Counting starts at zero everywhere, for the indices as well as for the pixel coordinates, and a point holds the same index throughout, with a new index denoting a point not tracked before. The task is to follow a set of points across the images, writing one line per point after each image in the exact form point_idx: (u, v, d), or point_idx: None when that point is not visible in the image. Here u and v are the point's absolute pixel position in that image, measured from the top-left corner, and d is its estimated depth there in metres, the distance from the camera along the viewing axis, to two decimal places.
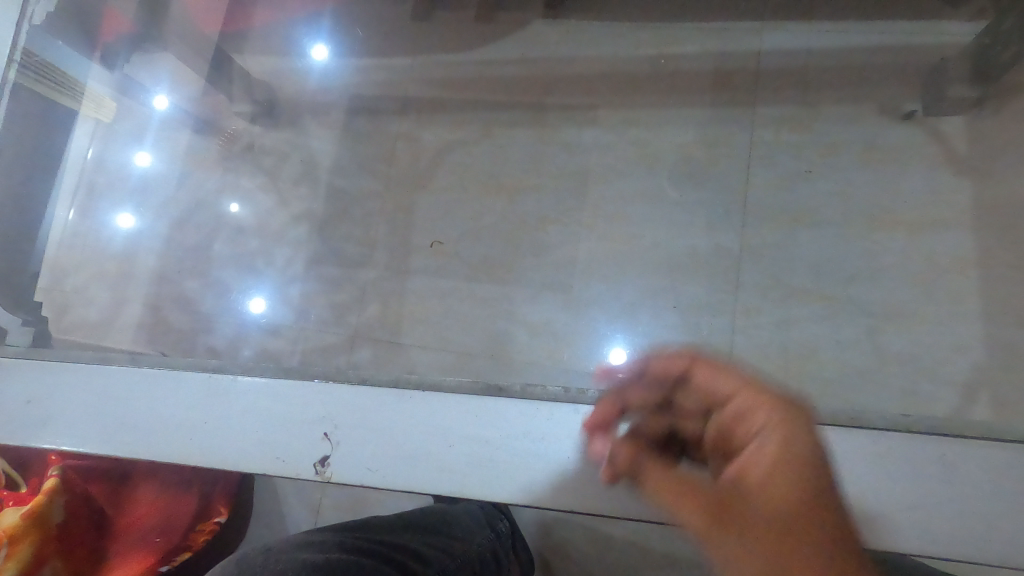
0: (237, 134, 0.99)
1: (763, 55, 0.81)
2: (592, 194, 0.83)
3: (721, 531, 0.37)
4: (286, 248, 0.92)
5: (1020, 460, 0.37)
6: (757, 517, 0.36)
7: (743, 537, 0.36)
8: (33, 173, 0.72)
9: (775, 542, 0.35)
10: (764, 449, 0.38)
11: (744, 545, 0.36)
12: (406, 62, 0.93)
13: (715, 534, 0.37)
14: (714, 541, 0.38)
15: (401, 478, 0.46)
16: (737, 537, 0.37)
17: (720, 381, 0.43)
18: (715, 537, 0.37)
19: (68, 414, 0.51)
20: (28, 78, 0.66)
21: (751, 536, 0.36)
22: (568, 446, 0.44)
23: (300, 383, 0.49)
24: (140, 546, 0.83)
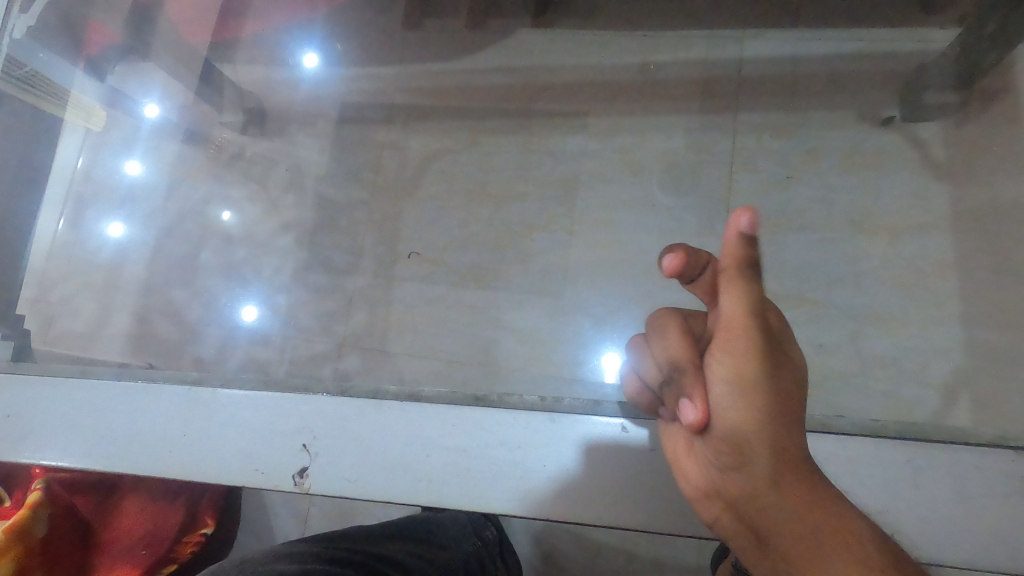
0: (226, 143, 0.99)
1: (745, 63, 0.82)
2: (578, 201, 0.83)
3: (758, 378, 0.38)
4: (274, 257, 0.92)
5: (974, 463, 0.40)
6: (783, 386, 0.39)
7: (774, 394, 0.38)
8: (17, 186, 0.72)
9: (788, 412, 0.38)
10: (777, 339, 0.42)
11: (771, 402, 0.38)
12: (393, 71, 0.94)
13: (755, 377, 0.37)
14: (740, 387, 0.38)
15: (381, 489, 0.46)
16: (768, 391, 0.38)
17: (736, 283, 0.42)
18: (749, 378, 0.38)
19: (48, 428, 0.51)
20: (12, 87, 0.69)
21: (777, 397, 0.38)
22: (547, 454, 0.44)
23: (281, 394, 0.49)
24: (126, 557, 0.82)
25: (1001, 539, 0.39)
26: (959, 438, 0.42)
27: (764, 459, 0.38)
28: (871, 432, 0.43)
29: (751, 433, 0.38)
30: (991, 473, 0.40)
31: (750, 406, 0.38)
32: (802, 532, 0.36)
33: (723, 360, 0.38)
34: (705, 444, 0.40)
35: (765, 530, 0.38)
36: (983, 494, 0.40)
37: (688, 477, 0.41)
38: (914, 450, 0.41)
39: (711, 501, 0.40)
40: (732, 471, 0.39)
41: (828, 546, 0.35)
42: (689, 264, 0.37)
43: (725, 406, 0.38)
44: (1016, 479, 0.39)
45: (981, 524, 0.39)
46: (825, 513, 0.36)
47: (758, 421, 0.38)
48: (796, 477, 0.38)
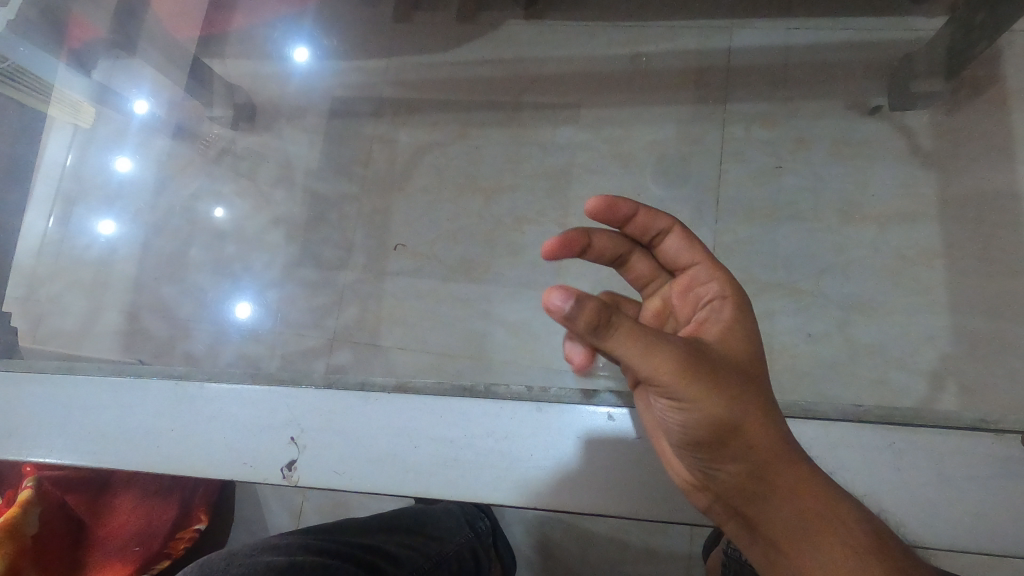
0: (215, 139, 0.99)
1: (733, 53, 0.82)
2: (568, 192, 0.83)
3: (709, 396, 0.37)
4: (264, 253, 0.91)
5: (956, 447, 0.41)
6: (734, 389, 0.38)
7: (727, 405, 0.37)
8: None
9: (747, 415, 0.38)
10: (723, 328, 0.42)
11: (727, 412, 0.37)
12: (382, 64, 0.92)
13: (705, 395, 0.37)
14: (698, 407, 0.37)
15: (369, 481, 0.46)
16: (721, 409, 0.37)
17: (684, 252, 0.49)
18: (698, 398, 0.37)
19: (36, 426, 0.50)
20: None
21: (731, 402, 0.37)
22: (535, 444, 0.45)
23: (268, 387, 0.49)
24: (118, 556, 0.82)
25: (982, 518, 0.40)
26: (943, 421, 0.42)
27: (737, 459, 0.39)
28: (856, 417, 0.44)
29: (720, 442, 0.38)
30: (973, 455, 0.40)
31: (709, 422, 0.37)
32: (788, 516, 0.39)
33: (667, 393, 0.37)
34: (682, 449, 0.41)
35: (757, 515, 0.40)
36: (964, 477, 0.40)
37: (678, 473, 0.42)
38: (896, 434, 0.42)
39: (700, 492, 0.41)
40: (714, 471, 0.40)
41: (813, 525, 0.38)
42: (612, 208, 0.49)
43: (688, 424, 0.38)
44: (995, 460, 0.40)
45: (961, 508, 0.40)
46: (803, 495, 0.38)
47: (721, 430, 0.37)
48: (777, 470, 0.38)
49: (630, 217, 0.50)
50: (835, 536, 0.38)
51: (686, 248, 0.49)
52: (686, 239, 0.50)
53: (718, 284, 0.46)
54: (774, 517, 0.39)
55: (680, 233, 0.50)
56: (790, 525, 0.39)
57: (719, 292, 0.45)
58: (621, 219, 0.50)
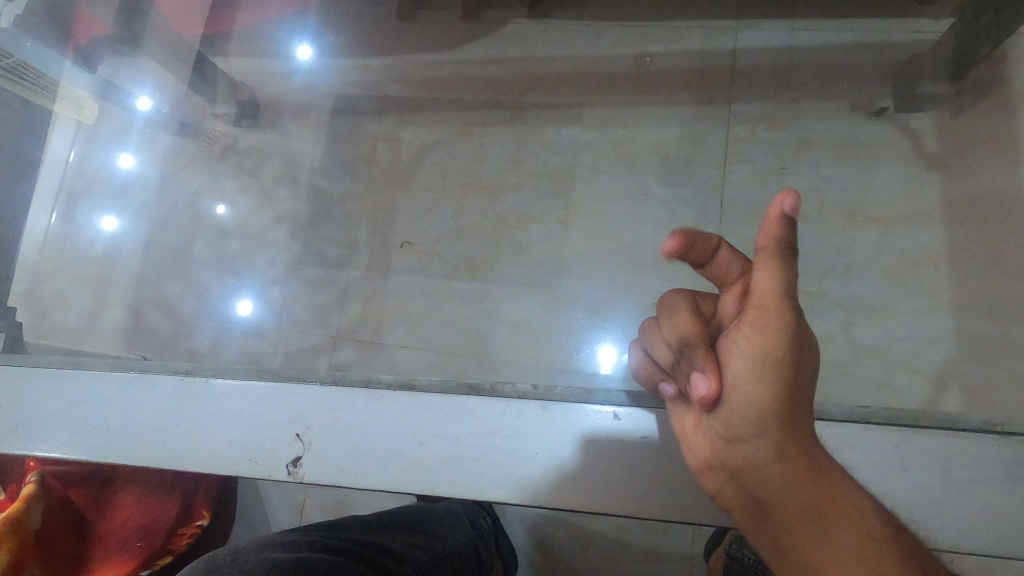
0: (219, 135, 0.98)
1: (739, 54, 0.82)
2: (572, 192, 0.83)
3: (785, 358, 0.38)
4: (267, 250, 0.91)
5: (961, 449, 0.41)
6: (798, 365, 0.39)
7: (788, 374, 0.38)
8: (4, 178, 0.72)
9: (804, 391, 0.39)
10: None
11: (790, 381, 0.38)
12: (387, 62, 0.92)
13: (786, 355, 0.38)
14: (769, 365, 0.38)
15: (373, 478, 0.46)
16: (785, 374, 0.38)
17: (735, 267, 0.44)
18: (776, 354, 0.38)
19: (39, 420, 0.51)
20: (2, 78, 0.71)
21: (795, 372, 0.39)
22: (540, 442, 0.45)
23: (273, 384, 0.49)
24: (119, 552, 0.82)
25: (987, 520, 0.40)
26: (947, 423, 0.42)
27: (772, 429, 0.39)
28: (860, 418, 0.44)
29: (766, 409, 0.39)
30: (979, 458, 0.40)
31: (770, 383, 0.38)
32: (802, 500, 0.38)
33: (756, 332, 0.38)
34: (711, 417, 0.41)
35: (769, 500, 0.39)
36: (969, 479, 0.40)
37: (693, 451, 0.42)
38: (901, 436, 0.42)
39: (713, 473, 0.41)
40: (740, 444, 0.40)
41: (826, 511, 0.37)
42: (687, 245, 0.43)
43: (744, 380, 0.39)
44: (1001, 462, 0.40)
45: (966, 510, 0.40)
46: (824, 476, 0.38)
47: (778, 393, 0.38)
48: (803, 450, 0.39)
49: (693, 247, 0.43)
50: (849, 525, 0.37)
51: (737, 263, 0.44)
52: (736, 254, 0.44)
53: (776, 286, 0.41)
54: (787, 501, 0.39)
55: (728, 249, 0.44)
56: (802, 512, 0.38)
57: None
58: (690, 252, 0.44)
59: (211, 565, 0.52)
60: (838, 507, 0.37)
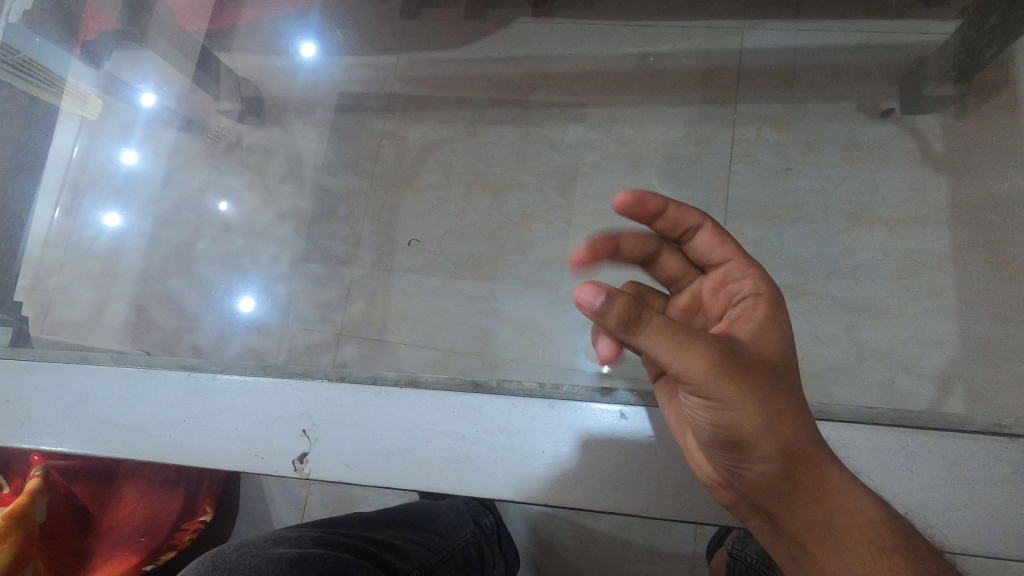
0: (224, 132, 0.98)
1: (744, 54, 0.82)
2: (577, 191, 0.83)
3: (744, 398, 0.37)
4: (272, 247, 0.92)
5: (969, 450, 0.41)
6: (768, 390, 0.38)
7: (768, 405, 0.37)
8: None
9: (781, 418, 0.37)
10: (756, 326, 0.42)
11: (766, 414, 0.37)
12: (392, 60, 0.92)
13: (743, 395, 0.36)
14: (732, 408, 0.37)
15: (379, 474, 0.46)
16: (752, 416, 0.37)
17: (716, 250, 0.49)
18: (734, 398, 0.36)
19: (44, 414, 0.51)
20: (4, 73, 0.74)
21: (764, 405, 0.37)
22: (546, 441, 0.45)
23: (280, 379, 0.49)
24: (124, 546, 0.82)
25: (994, 522, 0.40)
26: (955, 425, 0.42)
27: (771, 462, 0.38)
28: (867, 418, 0.44)
29: (754, 444, 0.38)
30: (986, 459, 0.40)
31: (750, 425, 0.37)
32: (813, 514, 0.39)
33: (698, 390, 0.37)
34: (708, 446, 0.40)
35: (782, 514, 0.40)
36: (977, 481, 0.40)
37: (702, 470, 0.42)
38: (909, 437, 0.42)
39: (725, 489, 0.41)
40: (743, 472, 0.39)
41: (837, 522, 0.38)
42: (640, 203, 0.49)
43: (719, 422, 0.38)
44: (1008, 464, 0.40)
45: (974, 512, 0.40)
46: (834, 489, 0.38)
47: (757, 430, 0.37)
48: (803, 472, 0.38)
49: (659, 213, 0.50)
50: (863, 533, 0.38)
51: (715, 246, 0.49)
52: (719, 237, 0.49)
53: (751, 281, 0.45)
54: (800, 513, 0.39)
55: (711, 231, 0.49)
56: (815, 525, 0.39)
57: (753, 289, 0.45)
58: (650, 213, 0.50)
59: (217, 561, 0.52)
60: (850, 515, 0.38)
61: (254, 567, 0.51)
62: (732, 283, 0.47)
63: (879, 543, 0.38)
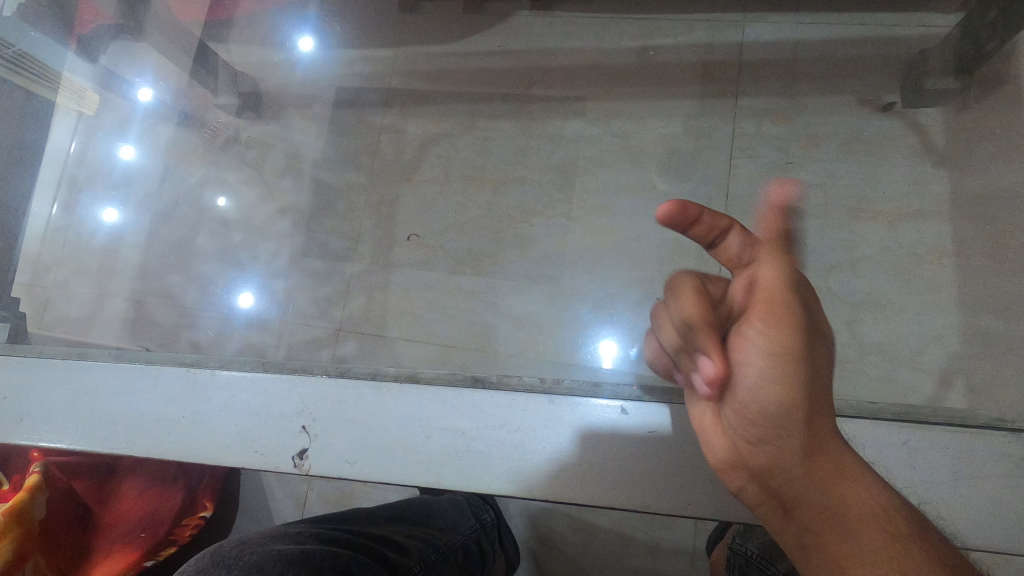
0: (222, 127, 0.97)
1: (745, 47, 0.81)
2: (577, 186, 0.83)
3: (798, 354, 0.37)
4: (271, 242, 0.91)
5: (972, 444, 0.40)
6: (810, 359, 0.38)
7: (806, 372, 0.37)
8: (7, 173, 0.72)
9: (815, 386, 0.38)
10: (793, 307, 0.42)
11: (806, 383, 0.37)
12: (391, 54, 0.92)
13: (795, 348, 0.37)
14: (785, 363, 0.37)
15: (379, 470, 0.46)
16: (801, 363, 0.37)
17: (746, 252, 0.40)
18: (790, 346, 0.37)
19: (44, 411, 0.50)
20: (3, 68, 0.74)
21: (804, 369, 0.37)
22: (548, 436, 0.45)
23: (279, 375, 0.49)
24: (124, 541, 0.82)
25: (994, 516, 0.40)
26: (958, 420, 0.42)
27: (794, 436, 0.38)
28: (869, 413, 0.44)
29: (786, 409, 0.37)
30: (989, 455, 0.40)
31: (794, 391, 0.37)
32: (825, 500, 0.38)
33: (761, 330, 0.37)
34: (733, 417, 0.40)
35: (795, 499, 0.39)
36: (980, 475, 0.40)
37: (714, 449, 0.41)
38: (909, 432, 0.42)
39: (735, 473, 0.41)
40: (762, 447, 0.39)
41: (849, 512, 0.38)
42: (683, 212, 0.38)
43: (754, 383, 0.38)
44: (1011, 459, 0.40)
45: (975, 507, 0.40)
46: (847, 477, 0.38)
47: (793, 400, 0.37)
48: (822, 453, 0.38)
49: (697, 220, 0.39)
50: (874, 523, 0.37)
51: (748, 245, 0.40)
52: (750, 236, 0.40)
53: (784, 274, 0.42)
54: (812, 499, 0.38)
55: (742, 232, 0.40)
56: (828, 513, 0.38)
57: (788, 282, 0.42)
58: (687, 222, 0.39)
59: (217, 559, 0.51)
60: (857, 507, 0.38)
61: (254, 563, 0.50)
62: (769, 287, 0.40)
63: (888, 532, 0.37)
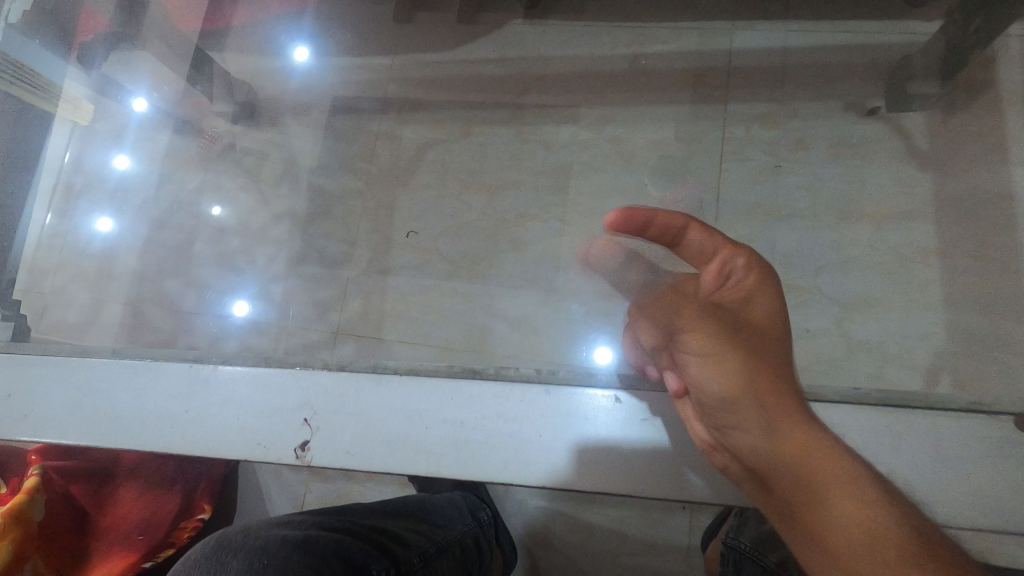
0: (218, 134, 1.00)
1: (734, 55, 0.83)
2: (571, 190, 0.85)
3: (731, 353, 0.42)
4: (268, 246, 0.92)
5: (952, 427, 0.42)
6: (748, 350, 0.43)
7: (746, 361, 0.42)
8: None
9: (759, 373, 0.42)
10: (745, 296, 0.48)
11: (746, 370, 0.42)
12: (388, 61, 0.93)
13: (723, 350, 0.42)
14: (720, 363, 0.42)
15: (379, 460, 0.47)
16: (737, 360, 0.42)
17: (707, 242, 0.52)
18: (716, 352, 0.42)
19: (46, 408, 0.51)
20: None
21: (744, 361, 0.42)
22: (545, 425, 0.46)
23: (282, 369, 0.50)
24: (122, 544, 0.83)
25: (976, 497, 0.41)
26: (937, 405, 0.43)
27: (751, 418, 0.42)
28: (854, 399, 0.45)
29: (735, 396, 0.42)
30: (968, 437, 0.42)
31: (734, 382, 0.42)
32: (800, 475, 0.40)
33: (687, 344, 0.44)
34: (700, 406, 0.44)
35: (772, 474, 0.41)
36: (961, 457, 0.41)
37: (697, 435, 0.44)
38: (891, 417, 0.43)
39: (718, 454, 0.44)
40: (730, 430, 0.42)
41: (819, 481, 0.39)
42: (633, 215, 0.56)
43: (704, 378, 0.43)
44: (989, 441, 0.41)
45: (958, 488, 0.41)
46: (819, 453, 0.39)
47: (734, 388, 0.42)
48: (785, 430, 0.40)
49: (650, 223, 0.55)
50: (843, 489, 0.39)
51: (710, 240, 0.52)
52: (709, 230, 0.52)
53: (744, 260, 0.50)
54: (784, 470, 0.41)
55: (698, 226, 0.53)
56: (803, 487, 0.40)
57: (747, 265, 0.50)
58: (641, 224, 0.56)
59: (223, 542, 0.51)
60: (832, 479, 0.39)
61: (262, 547, 0.51)
62: (731, 271, 0.50)
63: (856, 495, 0.38)
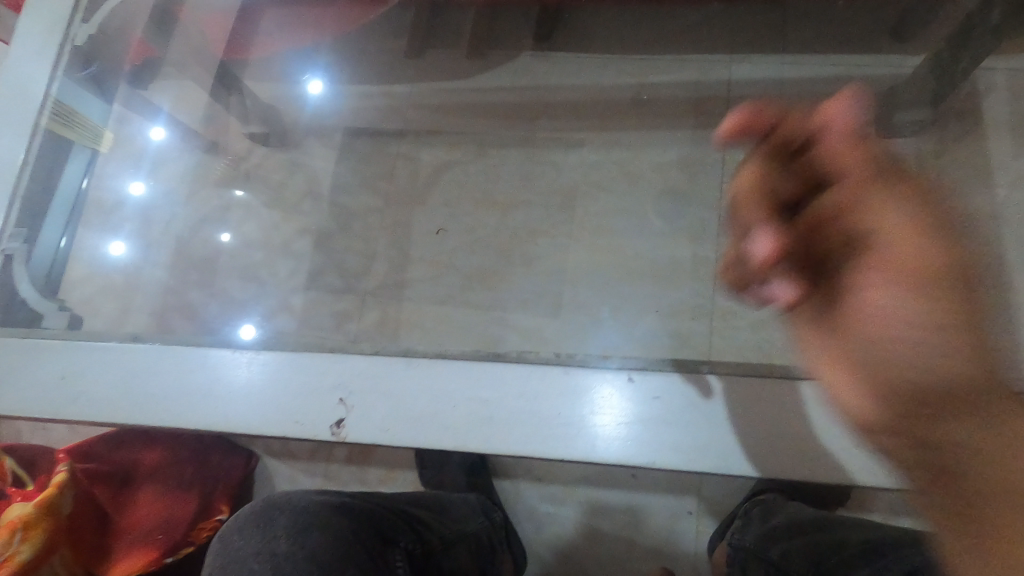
0: (243, 154, 1.06)
1: (733, 84, 0.89)
2: (579, 210, 0.90)
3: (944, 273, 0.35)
4: (290, 261, 0.98)
5: None
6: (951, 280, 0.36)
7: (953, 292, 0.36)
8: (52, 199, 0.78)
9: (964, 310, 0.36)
10: None
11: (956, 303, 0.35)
12: (408, 89, 1.00)
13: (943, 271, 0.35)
14: (934, 287, 0.35)
15: (410, 435, 0.50)
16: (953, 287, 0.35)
17: None
18: (934, 275, 0.35)
19: (97, 391, 0.55)
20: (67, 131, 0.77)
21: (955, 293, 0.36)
22: (566, 403, 0.49)
23: (318, 353, 0.53)
24: (143, 542, 0.85)
25: None
26: None
27: (960, 370, 0.35)
28: None
29: (945, 332, 0.35)
30: None
31: (946, 316, 0.35)
32: (984, 442, 0.35)
33: (895, 254, 0.36)
34: (881, 358, 0.37)
35: (953, 446, 0.35)
36: None
37: (858, 406, 0.38)
38: None
39: (880, 432, 0.37)
40: (930, 387, 0.35)
41: (1005, 443, 0.35)
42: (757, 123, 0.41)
43: (905, 312, 0.36)
44: None
45: None
46: (999, 408, 0.35)
47: (951, 328, 0.35)
48: (977, 384, 0.35)
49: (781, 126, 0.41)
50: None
51: None
52: None
53: None
54: (969, 443, 0.35)
55: None
56: (987, 457, 0.35)
57: None
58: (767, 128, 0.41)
59: (274, 501, 0.62)
60: (1014, 445, 0.35)
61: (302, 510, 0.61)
62: None
63: None
